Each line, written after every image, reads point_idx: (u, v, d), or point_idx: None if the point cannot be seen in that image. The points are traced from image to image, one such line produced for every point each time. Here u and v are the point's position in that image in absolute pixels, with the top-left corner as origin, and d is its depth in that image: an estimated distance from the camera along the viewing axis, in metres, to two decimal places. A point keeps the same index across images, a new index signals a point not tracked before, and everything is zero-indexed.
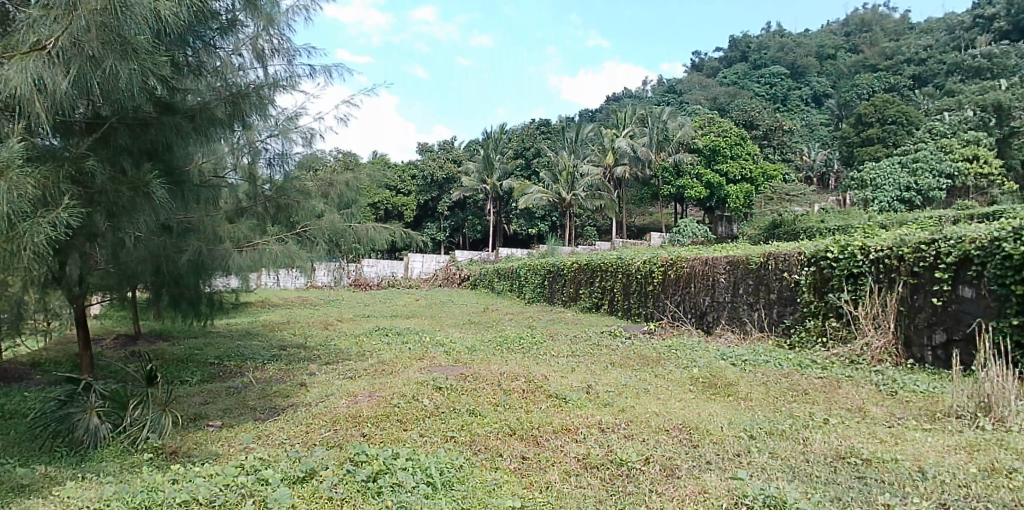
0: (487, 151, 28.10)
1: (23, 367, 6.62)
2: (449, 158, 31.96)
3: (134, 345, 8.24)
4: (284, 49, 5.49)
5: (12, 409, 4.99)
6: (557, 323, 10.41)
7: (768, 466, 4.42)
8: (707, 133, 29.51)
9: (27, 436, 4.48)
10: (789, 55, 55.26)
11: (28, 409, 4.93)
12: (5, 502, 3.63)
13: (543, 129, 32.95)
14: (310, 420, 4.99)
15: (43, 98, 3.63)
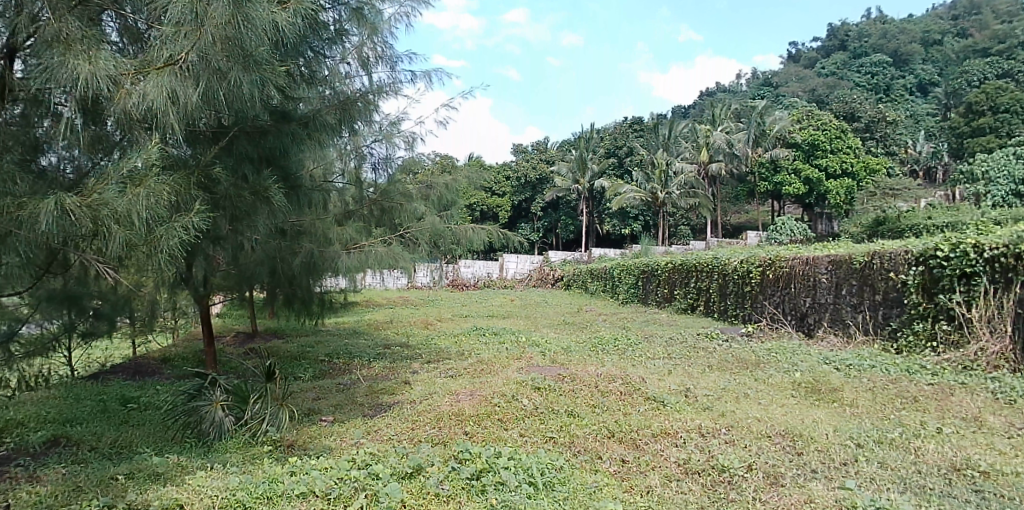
0: (581, 151, 28.30)
1: (155, 361, 7.15)
2: (544, 158, 32.31)
3: (252, 341, 8.74)
4: (388, 57, 5.57)
5: (147, 402, 5.35)
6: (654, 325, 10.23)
7: (876, 476, 4.17)
8: (807, 126, 27.54)
9: (161, 427, 4.77)
10: (890, 43, 52.23)
11: (160, 401, 5.27)
12: (143, 488, 3.89)
13: (636, 127, 32.47)
14: (415, 417, 5.12)
15: (177, 110, 3.91)
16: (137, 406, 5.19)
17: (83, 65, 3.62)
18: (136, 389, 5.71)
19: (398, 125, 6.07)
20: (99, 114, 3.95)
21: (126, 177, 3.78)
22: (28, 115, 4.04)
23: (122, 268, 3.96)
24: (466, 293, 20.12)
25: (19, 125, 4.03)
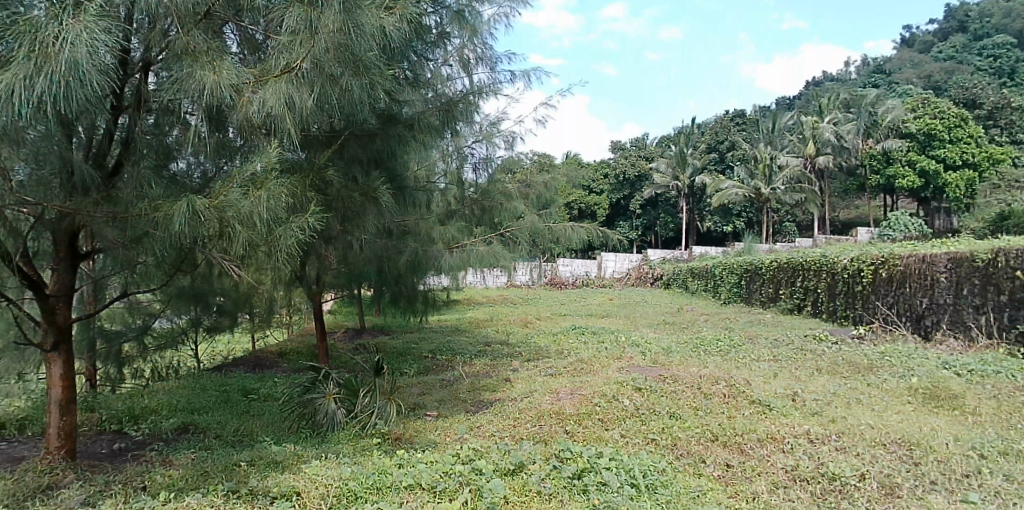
0: (682, 146, 27.68)
1: (273, 354, 7.58)
2: (643, 154, 31.69)
3: (361, 337, 9.11)
4: (487, 57, 5.62)
5: (265, 393, 5.65)
6: (759, 325, 9.85)
7: (1005, 491, 3.86)
8: (921, 114, 25.83)
9: (279, 418, 5.02)
10: (1015, 22, 47.93)
11: (278, 393, 5.55)
12: (264, 475, 4.11)
13: (738, 121, 31.41)
14: (516, 414, 5.15)
15: (293, 115, 4.07)
16: (257, 398, 5.49)
17: (208, 75, 3.85)
18: (255, 381, 6.04)
19: (498, 125, 6.11)
20: (222, 122, 4.15)
21: (248, 181, 4.00)
22: (160, 124, 4.18)
23: (245, 267, 4.19)
24: (563, 292, 20.13)
25: (154, 135, 4.18)
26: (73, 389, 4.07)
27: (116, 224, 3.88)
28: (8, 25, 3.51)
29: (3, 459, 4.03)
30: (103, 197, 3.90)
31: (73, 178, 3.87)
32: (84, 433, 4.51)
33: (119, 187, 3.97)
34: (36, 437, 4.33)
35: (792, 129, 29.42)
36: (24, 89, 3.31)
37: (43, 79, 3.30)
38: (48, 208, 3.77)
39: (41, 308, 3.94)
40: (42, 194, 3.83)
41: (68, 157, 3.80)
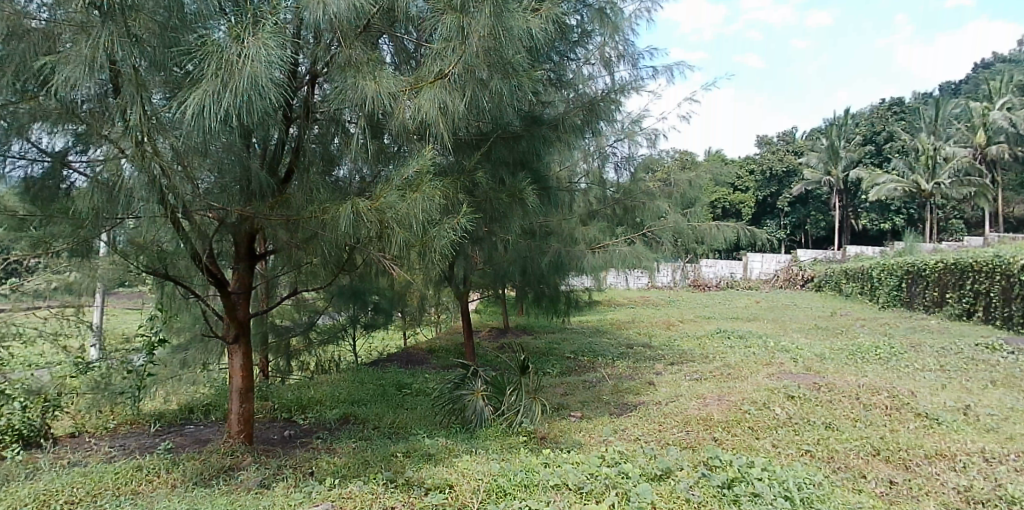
0: (833, 140, 26.45)
1: (423, 351, 7.92)
2: (792, 149, 30.20)
3: (505, 336, 9.31)
4: (629, 54, 5.52)
5: (417, 388, 5.87)
6: (925, 332, 9.05)
7: None
8: None
9: (430, 413, 5.20)
10: None
11: (428, 389, 5.76)
12: (419, 466, 4.27)
13: (896, 109, 28.64)
14: (661, 419, 5.05)
15: (446, 120, 4.18)
16: (411, 393, 5.72)
17: (369, 85, 4.04)
18: (407, 376, 6.31)
19: (639, 122, 6.06)
20: (380, 128, 4.32)
21: (404, 184, 4.16)
22: (323, 134, 4.40)
23: (402, 266, 4.38)
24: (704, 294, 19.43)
25: (318, 144, 4.41)
26: (251, 379, 4.35)
27: (289, 226, 4.16)
28: (199, 46, 3.72)
29: (192, 440, 4.45)
30: (277, 201, 4.18)
31: (251, 185, 4.13)
32: (260, 419, 4.90)
33: (291, 192, 4.24)
34: (218, 422, 4.74)
35: (960, 117, 26.50)
36: (214, 104, 3.56)
37: (228, 94, 3.54)
38: (232, 212, 4.10)
39: (224, 304, 4.21)
40: (224, 199, 4.07)
41: (247, 166, 4.08)
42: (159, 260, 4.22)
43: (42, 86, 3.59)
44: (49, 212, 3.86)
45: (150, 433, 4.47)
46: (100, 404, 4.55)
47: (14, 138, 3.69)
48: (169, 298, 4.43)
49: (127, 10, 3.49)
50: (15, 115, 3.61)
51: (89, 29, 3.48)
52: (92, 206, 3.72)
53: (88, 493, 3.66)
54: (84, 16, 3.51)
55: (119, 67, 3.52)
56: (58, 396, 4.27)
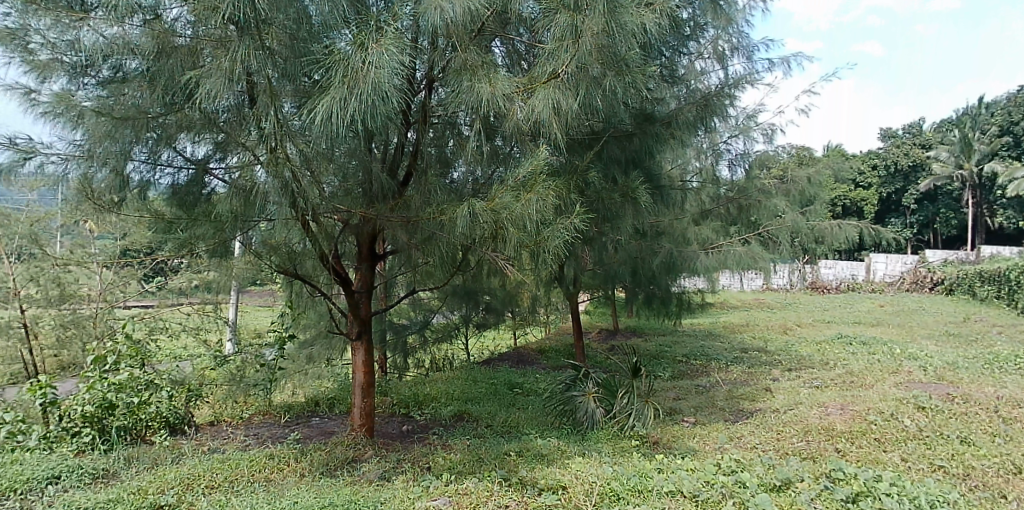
0: (965, 131, 25.17)
1: (534, 350, 8.06)
2: (920, 142, 27.98)
3: (615, 338, 9.32)
4: (744, 46, 5.36)
5: (527, 387, 5.92)
6: None
7: None
8: None
9: (541, 412, 5.32)
10: None
11: (539, 389, 5.85)
12: (533, 465, 4.32)
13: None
14: (780, 427, 4.94)
15: (558, 119, 4.14)
16: (521, 391, 5.81)
17: (485, 87, 4.00)
18: (518, 375, 6.37)
19: (752, 120, 6.25)
20: (495, 130, 4.35)
21: (519, 185, 4.16)
22: (439, 136, 4.49)
23: (516, 266, 4.41)
24: (817, 295, 18.43)
25: (435, 146, 4.50)
26: (372, 374, 4.52)
27: (408, 227, 4.28)
28: (326, 55, 3.79)
29: (317, 431, 4.66)
30: (397, 202, 4.30)
31: (372, 188, 4.25)
32: (380, 413, 5.10)
33: (409, 194, 4.35)
34: (340, 414, 4.93)
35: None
36: (341, 110, 3.65)
37: (354, 100, 3.61)
38: (355, 214, 4.26)
39: (348, 302, 4.38)
40: (348, 201, 4.23)
41: (370, 168, 4.21)
42: (288, 260, 4.36)
43: (185, 98, 3.82)
44: (193, 215, 4.15)
45: (281, 425, 4.70)
46: (235, 394, 4.89)
47: (162, 147, 3.88)
48: (295, 295, 4.75)
49: (260, 25, 3.63)
50: (164, 126, 3.80)
51: (228, 43, 3.65)
52: (232, 209, 3.98)
53: (227, 478, 3.88)
54: (222, 31, 3.68)
55: (253, 78, 3.72)
56: (199, 386, 4.59)
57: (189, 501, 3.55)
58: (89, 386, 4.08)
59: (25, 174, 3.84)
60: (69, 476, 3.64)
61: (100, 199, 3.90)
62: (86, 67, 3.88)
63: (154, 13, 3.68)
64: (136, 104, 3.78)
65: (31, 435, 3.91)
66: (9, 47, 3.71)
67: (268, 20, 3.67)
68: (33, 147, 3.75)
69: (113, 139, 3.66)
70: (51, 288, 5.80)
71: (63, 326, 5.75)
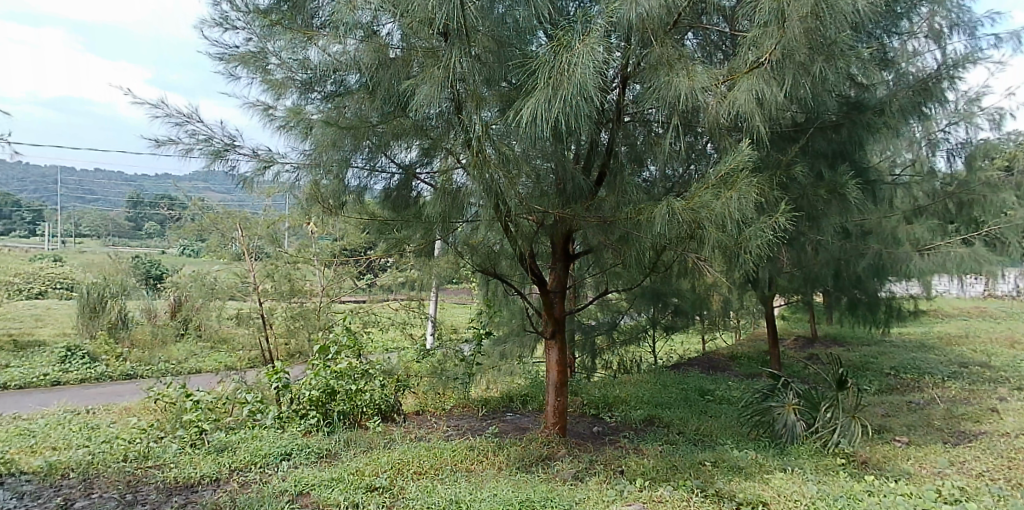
0: None
1: (724, 357, 7.86)
2: None
3: (813, 347, 8.81)
4: (966, 22, 4.82)
5: (720, 396, 5.85)
6: None
7: None
8: None
9: (736, 423, 5.19)
10: None
11: (732, 398, 5.72)
12: (729, 477, 4.14)
13: None
14: (1012, 455, 4.37)
15: (761, 110, 3.88)
16: (713, 399, 5.75)
17: (683, 81, 3.89)
18: (712, 382, 6.27)
19: (974, 104, 5.70)
20: (690, 125, 4.24)
21: (721, 182, 3.95)
22: (630, 133, 4.50)
23: (717, 267, 4.27)
24: None
25: (627, 145, 4.51)
26: (565, 373, 4.62)
27: (604, 227, 4.34)
28: (530, 59, 3.95)
29: (513, 426, 4.80)
30: (589, 204, 4.33)
31: (566, 188, 4.34)
32: (571, 412, 5.23)
33: (603, 195, 4.38)
34: (533, 412, 5.06)
35: None
36: (545, 112, 3.71)
37: (558, 102, 3.67)
38: (551, 215, 4.36)
39: (544, 300, 4.52)
40: (545, 202, 4.29)
41: (567, 170, 4.29)
42: (488, 258, 4.56)
43: (398, 107, 4.03)
44: (403, 216, 4.43)
45: (479, 417, 4.90)
46: (437, 386, 5.15)
47: (379, 154, 4.12)
48: (492, 292, 5.17)
49: (467, 33, 3.72)
50: (381, 135, 4.02)
51: (435, 52, 3.84)
52: (439, 211, 4.19)
53: (432, 466, 4.06)
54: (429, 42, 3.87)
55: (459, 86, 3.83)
56: (406, 376, 4.89)
57: (400, 485, 3.76)
58: (316, 372, 4.50)
59: (265, 180, 4.41)
60: (299, 453, 3.98)
61: (326, 203, 4.25)
62: (314, 83, 4.23)
63: (372, 29, 3.85)
64: (358, 114, 4.04)
65: (268, 414, 4.34)
66: (252, 70, 4.30)
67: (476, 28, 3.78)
68: (272, 156, 4.27)
69: (336, 147, 3.95)
70: (283, 283, 6.16)
71: (293, 318, 6.02)
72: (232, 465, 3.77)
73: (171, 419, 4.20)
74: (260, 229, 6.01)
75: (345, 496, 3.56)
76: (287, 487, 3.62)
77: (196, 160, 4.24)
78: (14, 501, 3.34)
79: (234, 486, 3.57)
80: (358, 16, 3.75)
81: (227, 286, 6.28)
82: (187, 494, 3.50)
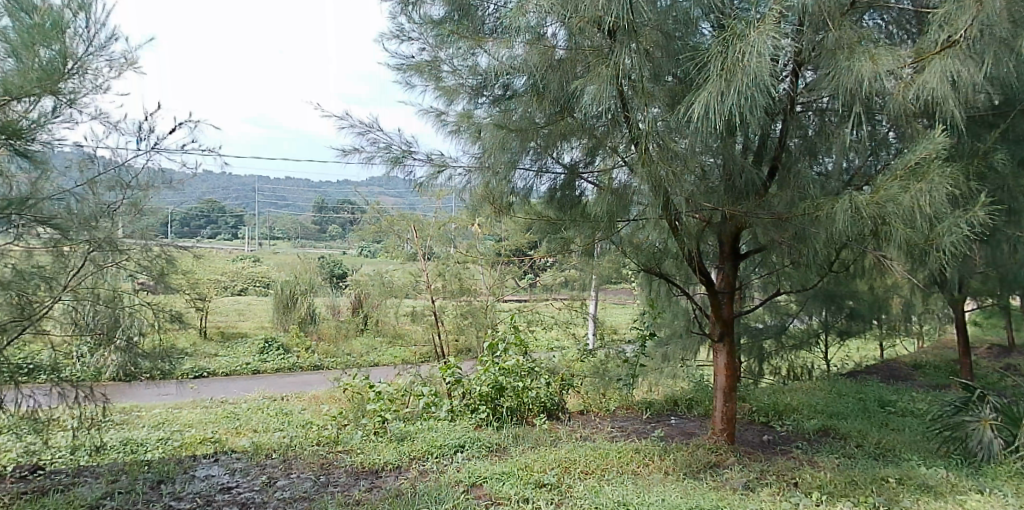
0: None
1: (906, 366, 7.34)
2: None
3: (1011, 358, 7.96)
4: None
5: (902, 408, 5.51)
6: None
7: None
8: None
9: (920, 438, 4.78)
10: None
11: (917, 412, 5.34)
12: (916, 496, 3.73)
13: None
14: None
15: (956, 92, 3.51)
16: (895, 410, 5.44)
17: (867, 66, 3.62)
18: (892, 392, 5.96)
19: None
20: (873, 113, 4.04)
21: (909, 172, 3.58)
22: (804, 125, 4.38)
23: (905, 266, 3.92)
24: None
25: (800, 138, 4.40)
26: (734, 378, 4.63)
27: (777, 224, 4.20)
28: (700, 53, 3.86)
29: (678, 430, 4.78)
30: (760, 201, 4.25)
31: (736, 183, 4.28)
32: (738, 419, 5.19)
33: (774, 192, 4.29)
34: (699, 417, 5.02)
35: None
36: (718, 104, 3.55)
37: (732, 95, 3.48)
38: (719, 212, 4.27)
39: (711, 303, 4.56)
40: (714, 199, 4.19)
41: (740, 165, 4.25)
42: (654, 258, 4.56)
43: (564, 107, 4.06)
44: (572, 216, 4.42)
45: (643, 419, 4.89)
46: (600, 387, 5.17)
47: (546, 155, 4.21)
48: (656, 293, 5.12)
49: (635, 29, 3.60)
50: (547, 137, 4.08)
51: (592, 51, 3.75)
52: (604, 210, 4.19)
53: (599, 466, 4.02)
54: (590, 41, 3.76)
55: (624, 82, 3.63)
56: (570, 375, 5.02)
57: (569, 483, 3.73)
58: (486, 368, 4.76)
59: (438, 183, 4.70)
60: (472, 446, 4.12)
61: (495, 203, 4.48)
62: (483, 88, 4.41)
63: (538, 32, 3.82)
64: (526, 117, 4.13)
65: (442, 407, 4.65)
66: (427, 78, 4.58)
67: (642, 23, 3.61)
68: (445, 161, 4.54)
69: (504, 150, 4.07)
70: (453, 281, 6.45)
71: (463, 315, 6.39)
72: (411, 454, 3.97)
73: (354, 407, 4.75)
74: (432, 230, 6.59)
75: (516, 490, 3.59)
76: (463, 478, 3.73)
77: (377, 167, 4.65)
78: (227, 477, 3.67)
79: (414, 473, 3.73)
80: (527, 20, 3.72)
81: (404, 284, 6.78)
82: (373, 478, 3.68)
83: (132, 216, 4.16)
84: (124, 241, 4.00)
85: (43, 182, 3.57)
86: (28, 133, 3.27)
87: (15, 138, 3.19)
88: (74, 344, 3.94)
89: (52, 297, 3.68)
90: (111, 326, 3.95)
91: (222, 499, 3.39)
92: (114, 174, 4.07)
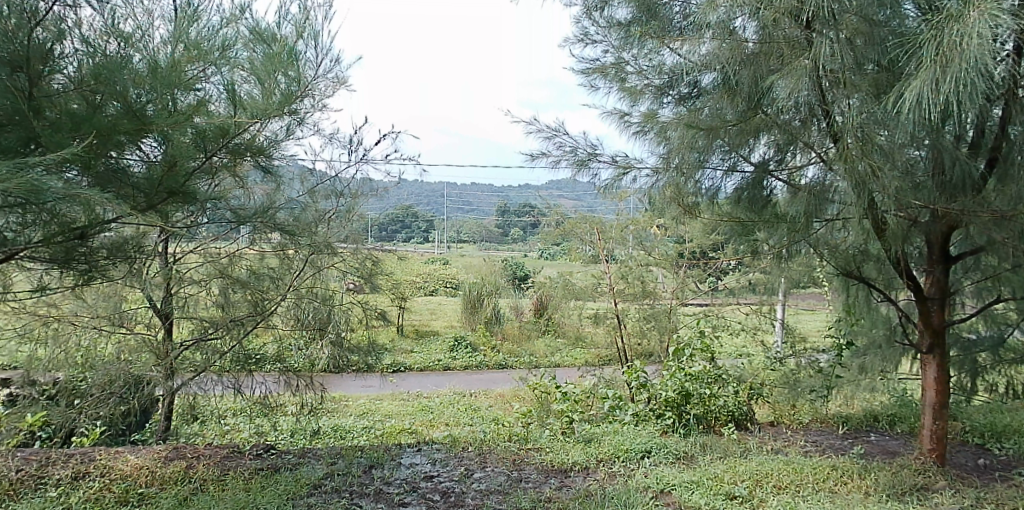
0: None
1: None
2: None
3: None
4: None
5: None
6: None
7: None
8: None
9: None
10: None
11: None
12: None
13: None
14: None
15: None
16: None
17: None
18: None
19: None
20: None
21: None
22: None
23: None
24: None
25: None
26: (946, 394, 4.23)
27: (1000, 223, 3.74)
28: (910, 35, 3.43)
29: (880, 448, 4.51)
30: (979, 196, 3.80)
31: (948, 177, 3.87)
32: (949, 440, 4.76)
33: (995, 188, 3.82)
34: (903, 435, 4.72)
35: None
36: (933, 93, 3.12)
37: (949, 81, 3.03)
38: (929, 209, 3.90)
39: (919, 310, 4.23)
40: (924, 197, 3.80)
41: (954, 156, 3.81)
42: (852, 261, 4.29)
43: (756, 102, 3.83)
44: (765, 217, 4.33)
45: (839, 434, 4.77)
46: (790, 396, 5.13)
47: (735, 155, 4.06)
48: (851, 297, 4.80)
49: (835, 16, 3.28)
50: (737, 134, 3.85)
51: (787, 42, 3.51)
52: (799, 212, 3.99)
53: (794, 481, 3.79)
54: (785, 32, 3.49)
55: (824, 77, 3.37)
56: (756, 383, 5.00)
57: (762, 497, 3.55)
58: (671, 374, 4.84)
59: (621, 185, 4.75)
60: (658, 451, 4.09)
61: (682, 204, 4.42)
62: (668, 87, 4.38)
63: (729, 27, 3.64)
64: (715, 114, 3.96)
65: (626, 411, 4.77)
66: (611, 80, 4.66)
67: (844, 9, 3.31)
68: (630, 162, 4.57)
69: (692, 149, 3.97)
70: (636, 285, 6.52)
71: (645, 319, 6.46)
72: (600, 456, 4.00)
73: (541, 405, 5.05)
74: (614, 233, 6.66)
75: (707, 500, 3.46)
76: (650, 484, 3.67)
77: (564, 170, 4.84)
78: (430, 465, 3.91)
79: (603, 475, 3.74)
80: (716, 14, 3.55)
81: (586, 285, 6.89)
82: (563, 477, 3.73)
83: (344, 221, 4.89)
84: (340, 245, 4.71)
85: (275, 193, 4.31)
86: (261, 149, 3.77)
87: (251, 154, 3.71)
88: (292, 337, 4.65)
89: (280, 294, 4.39)
90: (326, 321, 4.58)
91: (426, 487, 3.60)
92: (329, 184, 4.77)
